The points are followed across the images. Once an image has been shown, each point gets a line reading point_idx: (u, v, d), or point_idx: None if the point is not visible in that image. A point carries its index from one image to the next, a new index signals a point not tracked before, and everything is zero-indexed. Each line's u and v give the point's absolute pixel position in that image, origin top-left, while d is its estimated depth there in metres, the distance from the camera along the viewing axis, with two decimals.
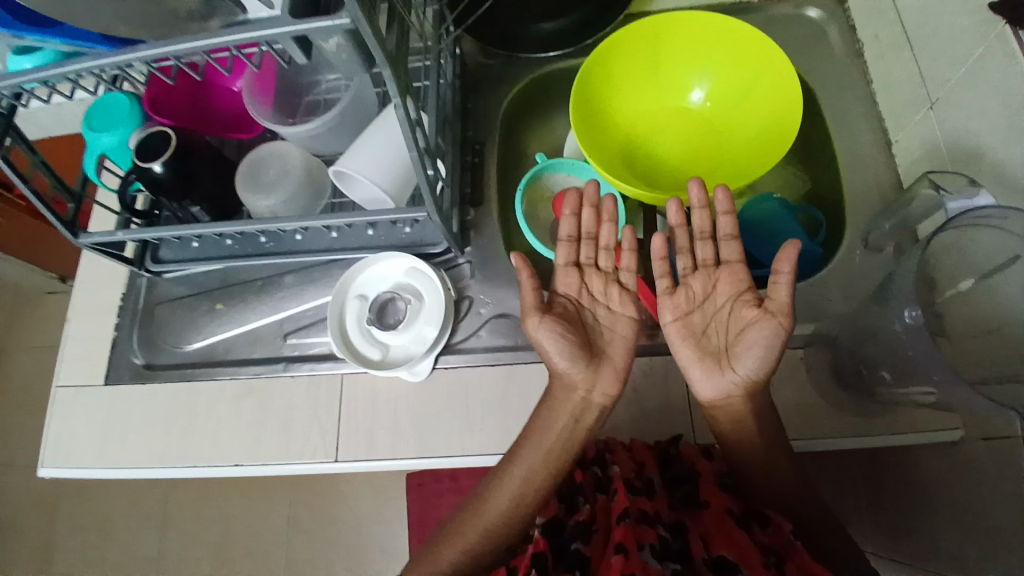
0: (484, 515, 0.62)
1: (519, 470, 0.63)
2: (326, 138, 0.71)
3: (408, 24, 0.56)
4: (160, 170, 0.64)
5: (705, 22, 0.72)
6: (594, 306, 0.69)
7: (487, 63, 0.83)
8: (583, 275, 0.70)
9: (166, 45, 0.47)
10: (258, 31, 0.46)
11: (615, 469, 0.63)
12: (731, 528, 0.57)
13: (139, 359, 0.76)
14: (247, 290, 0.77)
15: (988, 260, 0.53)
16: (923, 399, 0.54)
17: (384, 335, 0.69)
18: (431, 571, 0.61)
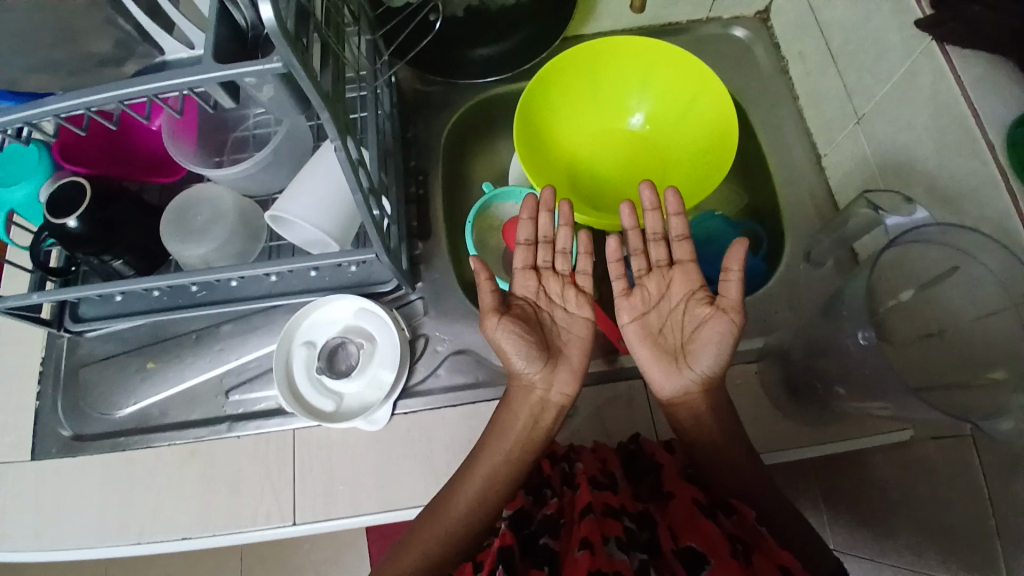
0: (448, 511, 0.58)
1: (481, 472, 0.59)
2: (259, 178, 0.66)
3: (342, 59, 0.53)
4: (75, 226, 0.58)
5: (641, 46, 0.73)
6: (551, 307, 0.65)
7: (425, 89, 0.80)
8: (540, 277, 0.66)
9: (75, 98, 0.42)
10: (178, 78, 0.42)
11: (582, 465, 0.61)
12: (698, 519, 0.54)
13: (67, 430, 0.69)
14: (182, 345, 0.71)
15: (928, 270, 0.56)
16: (877, 412, 0.56)
17: (336, 384, 0.66)
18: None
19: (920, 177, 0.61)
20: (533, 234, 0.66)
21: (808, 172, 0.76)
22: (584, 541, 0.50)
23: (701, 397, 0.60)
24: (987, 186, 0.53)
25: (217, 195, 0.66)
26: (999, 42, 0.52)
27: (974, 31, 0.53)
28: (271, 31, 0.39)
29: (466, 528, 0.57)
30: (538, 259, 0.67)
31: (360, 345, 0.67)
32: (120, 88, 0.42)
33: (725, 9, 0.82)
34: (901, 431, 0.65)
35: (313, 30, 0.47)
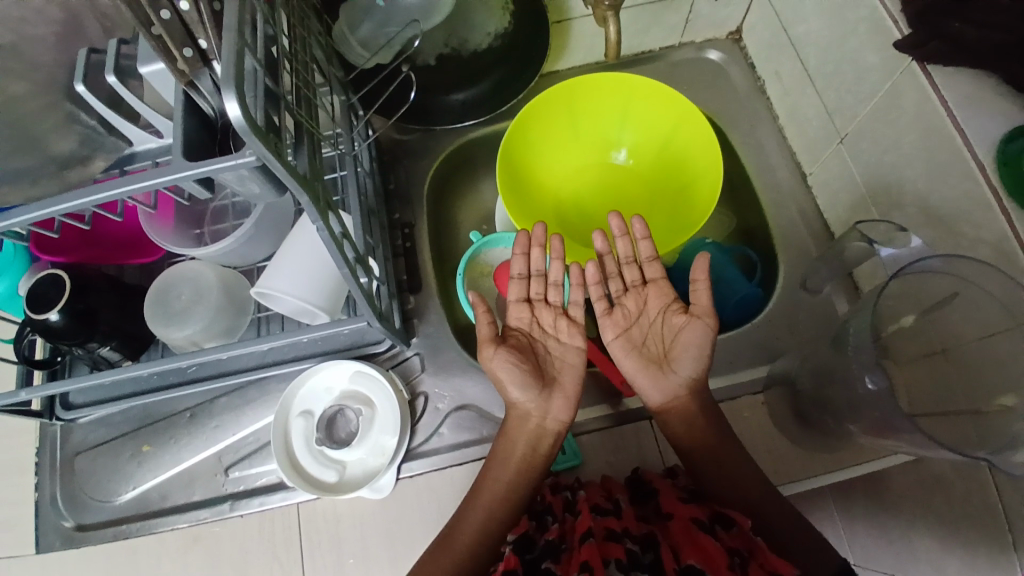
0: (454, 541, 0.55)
1: (480, 502, 0.57)
2: (242, 250, 0.65)
3: (317, 136, 0.52)
4: (57, 319, 0.57)
5: (617, 81, 0.72)
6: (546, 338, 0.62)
7: (403, 138, 0.80)
8: (535, 308, 0.63)
9: (46, 207, 0.42)
10: (153, 179, 0.42)
11: (586, 493, 0.59)
12: (697, 533, 0.51)
13: (68, 520, 0.67)
14: (175, 424, 0.69)
15: (928, 296, 0.55)
16: (893, 445, 0.55)
17: (339, 454, 0.64)
18: None
19: (910, 197, 0.61)
20: (526, 267, 0.63)
21: (796, 192, 0.76)
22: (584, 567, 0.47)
23: (692, 409, 0.58)
24: (981, 209, 0.53)
25: (198, 272, 0.66)
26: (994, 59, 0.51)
27: (957, 52, 0.52)
28: (240, 129, 0.39)
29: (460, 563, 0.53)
30: (529, 288, 0.63)
31: (360, 411, 0.65)
32: (94, 193, 0.42)
33: (696, 33, 0.81)
34: (891, 455, 0.64)
35: (285, 111, 0.48)
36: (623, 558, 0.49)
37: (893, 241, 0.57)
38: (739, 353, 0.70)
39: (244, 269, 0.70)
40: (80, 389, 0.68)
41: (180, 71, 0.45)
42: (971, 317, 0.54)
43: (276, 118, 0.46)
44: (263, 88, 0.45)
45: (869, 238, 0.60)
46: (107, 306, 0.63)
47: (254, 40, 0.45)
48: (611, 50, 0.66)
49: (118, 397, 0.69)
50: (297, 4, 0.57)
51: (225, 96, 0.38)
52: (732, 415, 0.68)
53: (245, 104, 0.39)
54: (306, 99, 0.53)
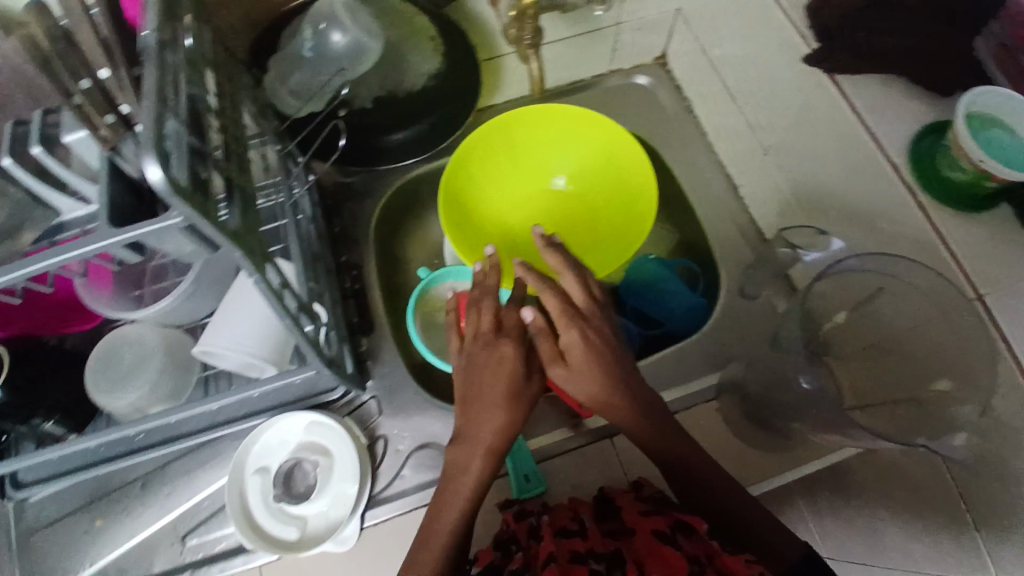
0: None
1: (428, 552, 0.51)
2: (184, 308, 0.64)
3: (249, 189, 0.52)
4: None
5: (548, 113, 0.74)
6: (498, 380, 0.55)
7: (347, 181, 0.80)
8: (489, 347, 0.57)
9: None
10: (82, 249, 0.42)
11: (550, 516, 0.58)
12: (663, 551, 0.51)
13: None
14: (127, 495, 0.66)
15: (858, 292, 0.58)
16: (844, 440, 0.57)
17: (298, 509, 0.62)
18: None
19: (834, 200, 0.64)
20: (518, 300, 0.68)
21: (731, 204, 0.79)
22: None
23: (649, 428, 0.57)
24: None
25: (141, 334, 0.64)
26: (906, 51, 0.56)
27: None
28: (162, 191, 0.39)
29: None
30: (484, 323, 0.58)
31: (317, 462, 0.64)
32: (23, 265, 0.41)
33: (625, 59, 0.82)
34: (843, 450, 0.64)
35: (213, 168, 0.48)
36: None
37: (816, 244, 0.63)
38: (691, 364, 0.72)
39: (189, 326, 0.68)
40: (28, 466, 0.65)
41: (104, 138, 0.46)
42: (905, 307, 0.57)
43: (203, 175, 0.46)
44: (189, 147, 0.45)
45: (794, 243, 0.63)
46: (43, 373, 0.61)
47: (178, 100, 0.45)
48: (536, 83, 0.73)
49: (66, 473, 0.66)
50: (223, 59, 0.58)
51: (145, 161, 0.38)
52: (693, 425, 0.69)
53: (166, 166, 0.39)
54: (237, 153, 0.53)
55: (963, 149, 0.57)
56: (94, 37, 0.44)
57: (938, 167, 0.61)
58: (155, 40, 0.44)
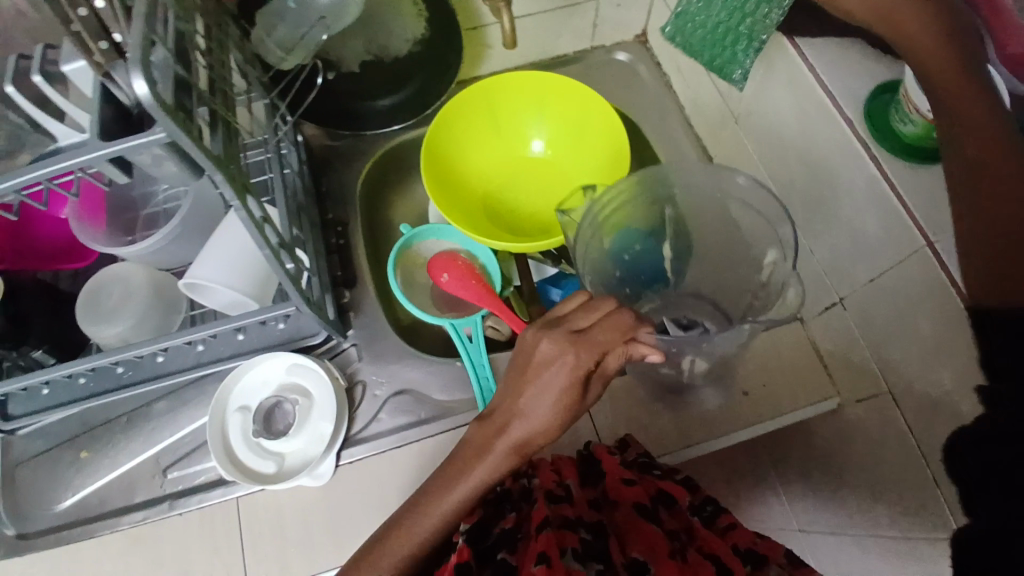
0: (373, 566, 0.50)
1: (399, 544, 0.51)
2: (171, 251, 0.66)
3: (234, 125, 0.56)
4: None
5: (524, 78, 0.77)
6: (515, 421, 0.52)
7: (334, 144, 0.83)
8: (516, 394, 0.53)
9: None
10: (70, 161, 0.46)
11: (535, 483, 0.58)
12: (640, 525, 0.52)
13: (9, 530, 0.65)
14: (113, 429, 0.68)
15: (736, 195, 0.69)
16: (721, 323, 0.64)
17: (276, 445, 0.64)
18: None
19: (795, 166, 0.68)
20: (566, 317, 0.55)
21: None
22: (541, 559, 0.46)
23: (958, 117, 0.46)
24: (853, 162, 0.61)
25: (128, 272, 0.66)
26: None
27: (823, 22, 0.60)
28: (148, 104, 0.43)
29: None
30: (530, 356, 0.53)
31: (297, 402, 0.66)
32: (19, 175, 0.46)
33: (606, 37, 0.88)
34: (793, 412, 0.71)
35: (198, 99, 0.51)
36: (578, 547, 0.49)
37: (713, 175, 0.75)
38: None
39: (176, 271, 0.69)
40: (16, 399, 0.66)
41: (96, 63, 0.49)
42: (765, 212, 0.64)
43: (190, 105, 0.49)
44: (175, 76, 0.48)
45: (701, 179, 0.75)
46: (36, 311, 0.63)
47: (164, 30, 0.48)
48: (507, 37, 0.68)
49: (64, 403, 0.66)
50: (214, 9, 0.60)
51: (133, 75, 0.41)
52: (774, 343, 0.74)
53: (153, 82, 0.43)
54: (223, 90, 0.56)
55: (911, 98, 0.54)
56: None
57: (891, 123, 0.57)
58: None
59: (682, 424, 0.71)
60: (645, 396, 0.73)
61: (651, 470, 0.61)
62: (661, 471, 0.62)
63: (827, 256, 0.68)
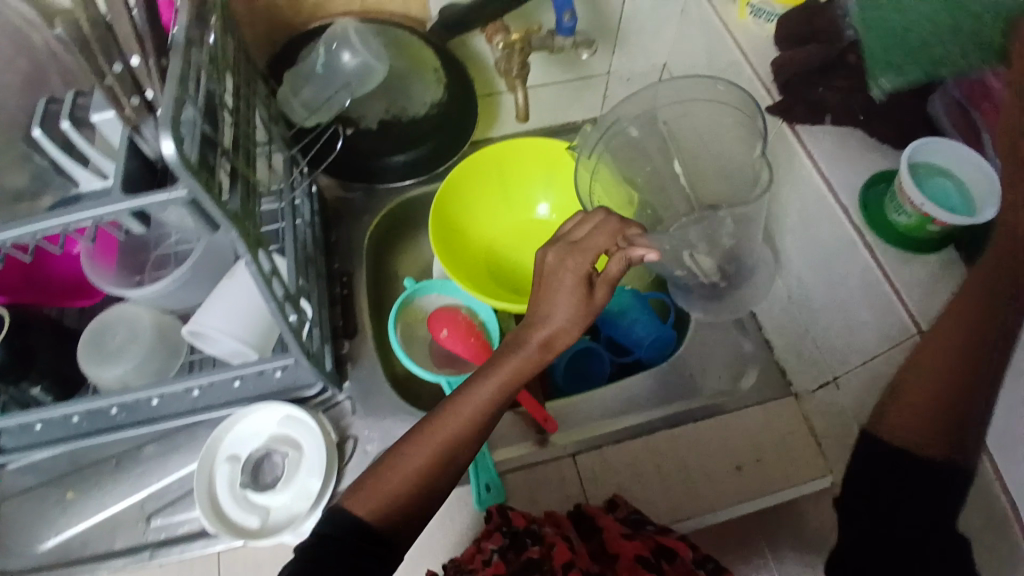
0: (417, 450, 0.50)
1: (416, 457, 0.50)
2: (178, 296, 0.65)
3: (252, 181, 0.57)
4: None
5: (535, 145, 0.81)
6: (534, 327, 0.54)
7: (346, 196, 0.84)
8: (536, 301, 0.55)
9: (16, 229, 0.47)
10: (91, 211, 0.47)
11: (544, 531, 0.59)
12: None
13: None
14: (101, 471, 0.67)
15: (711, 99, 0.70)
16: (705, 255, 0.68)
17: (263, 499, 0.64)
18: (385, 494, 0.48)
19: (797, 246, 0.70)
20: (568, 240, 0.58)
21: None
22: None
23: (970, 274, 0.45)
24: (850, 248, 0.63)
25: (135, 314, 0.66)
26: (874, 104, 0.63)
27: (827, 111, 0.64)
28: (173, 163, 0.44)
29: (389, 521, 0.48)
30: (548, 267, 0.55)
31: (287, 454, 0.66)
32: (43, 222, 0.47)
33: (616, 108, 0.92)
34: (781, 490, 0.69)
35: (222, 156, 0.52)
36: None
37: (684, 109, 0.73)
38: (654, 394, 0.75)
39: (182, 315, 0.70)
40: (8, 433, 0.65)
41: (126, 117, 0.49)
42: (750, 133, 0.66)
43: (213, 162, 0.51)
44: (201, 134, 0.49)
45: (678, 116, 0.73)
46: (44, 346, 0.63)
47: (195, 90, 0.50)
48: (523, 113, 0.70)
49: (56, 440, 0.66)
50: (244, 68, 0.62)
51: (162, 135, 0.43)
52: (767, 418, 0.73)
53: (180, 143, 0.44)
54: (245, 148, 0.58)
55: (906, 193, 0.56)
56: (129, 26, 0.47)
57: (886, 214, 0.59)
58: (183, 38, 0.49)
59: (672, 495, 0.69)
60: (638, 464, 0.70)
61: (644, 524, 0.62)
62: (654, 526, 0.62)
63: (824, 334, 0.69)
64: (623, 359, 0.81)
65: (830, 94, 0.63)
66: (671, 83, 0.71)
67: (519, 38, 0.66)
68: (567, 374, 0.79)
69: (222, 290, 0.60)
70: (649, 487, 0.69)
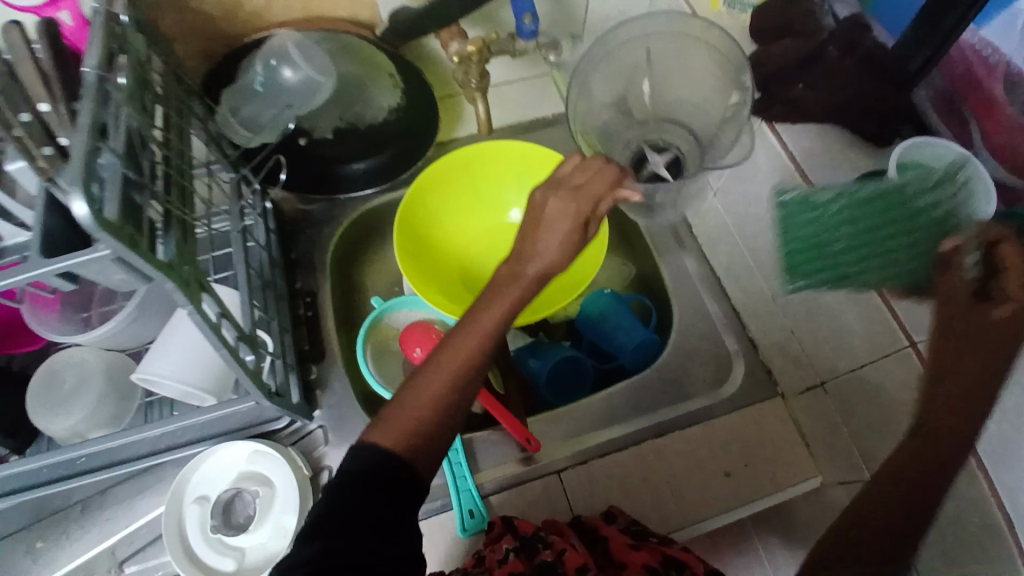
0: (430, 386, 0.48)
1: (424, 391, 0.47)
2: (131, 332, 0.63)
3: (191, 221, 0.53)
4: None
5: (503, 147, 0.76)
6: (528, 261, 0.51)
7: (306, 208, 0.79)
8: (528, 237, 0.51)
9: None
10: (9, 279, 0.43)
11: (550, 538, 0.58)
12: None
13: None
14: (67, 518, 0.65)
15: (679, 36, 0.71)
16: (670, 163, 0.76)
17: (236, 540, 0.62)
18: (400, 429, 0.46)
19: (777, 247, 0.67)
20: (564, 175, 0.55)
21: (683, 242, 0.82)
22: None
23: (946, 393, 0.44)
24: None
25: (82, 358, 0.63)
26: None
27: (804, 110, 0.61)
28: (88, 225, 0.40)
29: (406, 456, 0.46)
30: (541, 206, 0.53)
31: (258, 493, 0.64)
32: None
33: None
34: (771, 495, 0.66)
35: (150, 200, 0.49)
36: None
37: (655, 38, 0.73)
38: (640, 402, 0.72)
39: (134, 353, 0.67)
40: None
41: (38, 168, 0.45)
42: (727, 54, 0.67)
43: (140, 210, 0.47)
44: (123, 180, 0.46)
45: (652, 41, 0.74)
46: None
47: (115, 132, 0.46)
48: (484, 124, 0.68)
49: (19, 489, 0.64)
50: (174, 90, 0.58)
51: (72, 196, 0.39)
52: (754, 423, 0.69)
53: (94, 201, 0.41)
54: (180, 184, 0.54)
55: None
56: (36, 71, 0.47)
57: None
58: (94, 75, 0.45)
59: (660, 508, 0.66)
60: (624, 478, 0.67)
61: (646, 535, 0.61)
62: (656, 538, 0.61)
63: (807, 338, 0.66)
64: (607, 364, 0.78)
65: (807, 92, 0.61)
66: (634, 23, 0.70)
67: (475, 48, 0.61)
68: (551, 379, 0.75)
69: (173, 337, 0.59)
70: (636, 501, 0.66)
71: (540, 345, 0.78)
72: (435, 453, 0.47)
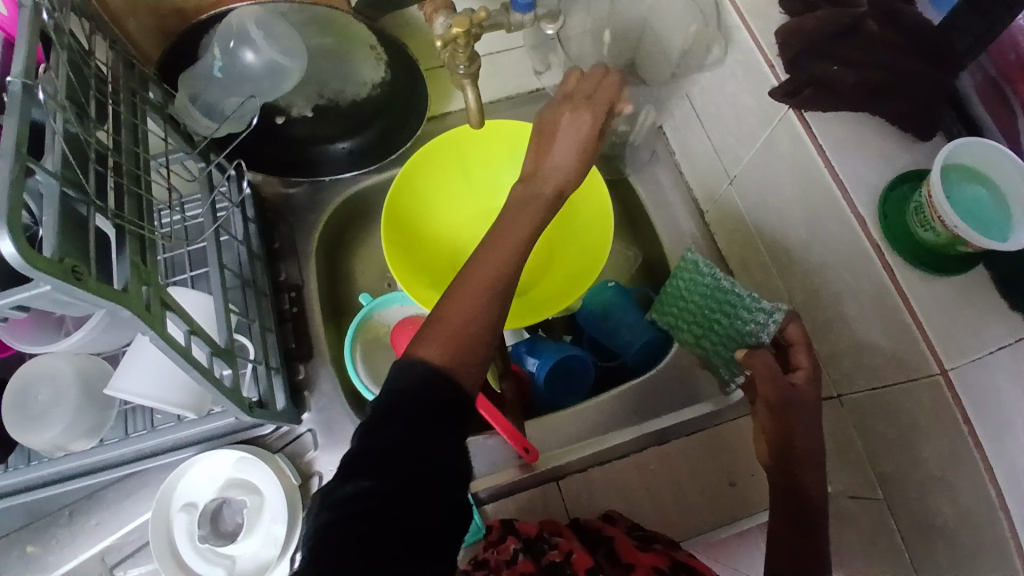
0: (472, 289, 0.44)
1: (469, 297, 0.44)
2: (102, 341, 0.59)
3: (152, 233, 0.48)
4: None
5: (499, 128, 0.69)
6: (544, 178, 0.50)
7: (289, 192, 0.74)
8: (537, 154, 0.51)
9: None
10: None
11: (552, 542, 0.55)
12: None
13: None
14: (57, 524, 0.64)
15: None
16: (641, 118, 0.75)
17: (226, 548, 0.60)
18: (450, 336, 0.42)
19: (796, 246, 0.62)
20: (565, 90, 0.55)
21: (693, 229, 0.77)
22: None
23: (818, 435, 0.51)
24: (860, 259, 0.54)
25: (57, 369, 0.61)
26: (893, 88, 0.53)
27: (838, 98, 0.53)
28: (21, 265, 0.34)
29: (458, 363, 0.42)
30: (550, 119, 0.52)
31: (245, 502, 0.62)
32: None
33: None
34: None
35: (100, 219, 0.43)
36: None
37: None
38: (644, 403, 0.69)
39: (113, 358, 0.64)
40: None
41: None
42: None
43: (88, 232, 0.41)
44: (63, 202, 0.40)
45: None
46: None
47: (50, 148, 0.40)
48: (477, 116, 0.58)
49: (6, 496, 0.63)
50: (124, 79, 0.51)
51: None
52: None
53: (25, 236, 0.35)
54: (135, 193, 0.48)
55: (936, 209, 0.47)
56: None
57: (908, 224, 0.51)
58: (20, 84, 0.39)
59: (661, 517, 0.64)
60: (626, 486, 0.65)
61: (650, 540, 0.58)
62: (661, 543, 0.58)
63: (823, 344, 0.62)
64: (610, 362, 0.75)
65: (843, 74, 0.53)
66: None
67: (461, 30, 0.52)
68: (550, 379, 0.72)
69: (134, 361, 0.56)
70: (640, 509, 0.64)
71: (538, 341, 0.74)
72: (484, 359, 0.44)
